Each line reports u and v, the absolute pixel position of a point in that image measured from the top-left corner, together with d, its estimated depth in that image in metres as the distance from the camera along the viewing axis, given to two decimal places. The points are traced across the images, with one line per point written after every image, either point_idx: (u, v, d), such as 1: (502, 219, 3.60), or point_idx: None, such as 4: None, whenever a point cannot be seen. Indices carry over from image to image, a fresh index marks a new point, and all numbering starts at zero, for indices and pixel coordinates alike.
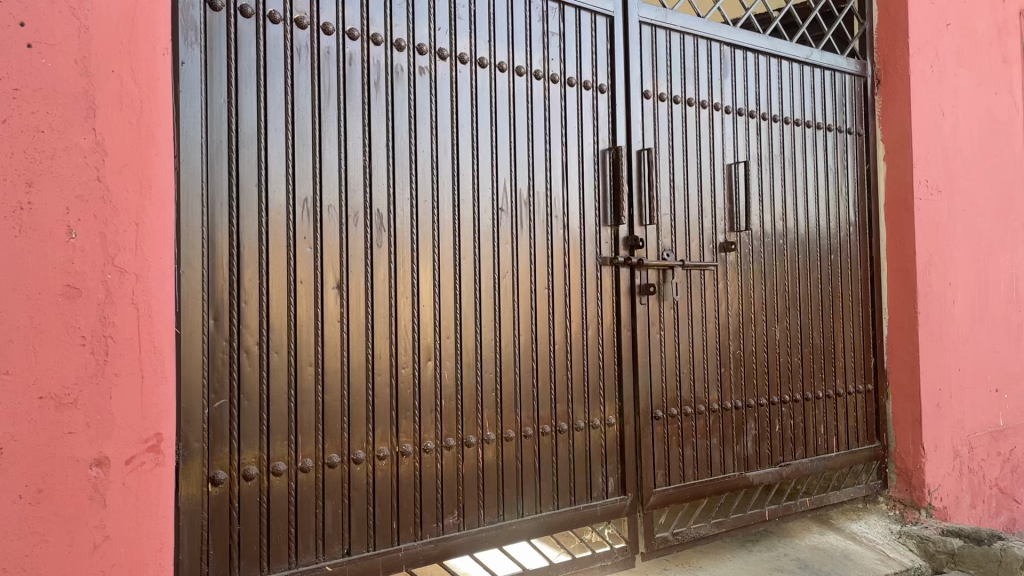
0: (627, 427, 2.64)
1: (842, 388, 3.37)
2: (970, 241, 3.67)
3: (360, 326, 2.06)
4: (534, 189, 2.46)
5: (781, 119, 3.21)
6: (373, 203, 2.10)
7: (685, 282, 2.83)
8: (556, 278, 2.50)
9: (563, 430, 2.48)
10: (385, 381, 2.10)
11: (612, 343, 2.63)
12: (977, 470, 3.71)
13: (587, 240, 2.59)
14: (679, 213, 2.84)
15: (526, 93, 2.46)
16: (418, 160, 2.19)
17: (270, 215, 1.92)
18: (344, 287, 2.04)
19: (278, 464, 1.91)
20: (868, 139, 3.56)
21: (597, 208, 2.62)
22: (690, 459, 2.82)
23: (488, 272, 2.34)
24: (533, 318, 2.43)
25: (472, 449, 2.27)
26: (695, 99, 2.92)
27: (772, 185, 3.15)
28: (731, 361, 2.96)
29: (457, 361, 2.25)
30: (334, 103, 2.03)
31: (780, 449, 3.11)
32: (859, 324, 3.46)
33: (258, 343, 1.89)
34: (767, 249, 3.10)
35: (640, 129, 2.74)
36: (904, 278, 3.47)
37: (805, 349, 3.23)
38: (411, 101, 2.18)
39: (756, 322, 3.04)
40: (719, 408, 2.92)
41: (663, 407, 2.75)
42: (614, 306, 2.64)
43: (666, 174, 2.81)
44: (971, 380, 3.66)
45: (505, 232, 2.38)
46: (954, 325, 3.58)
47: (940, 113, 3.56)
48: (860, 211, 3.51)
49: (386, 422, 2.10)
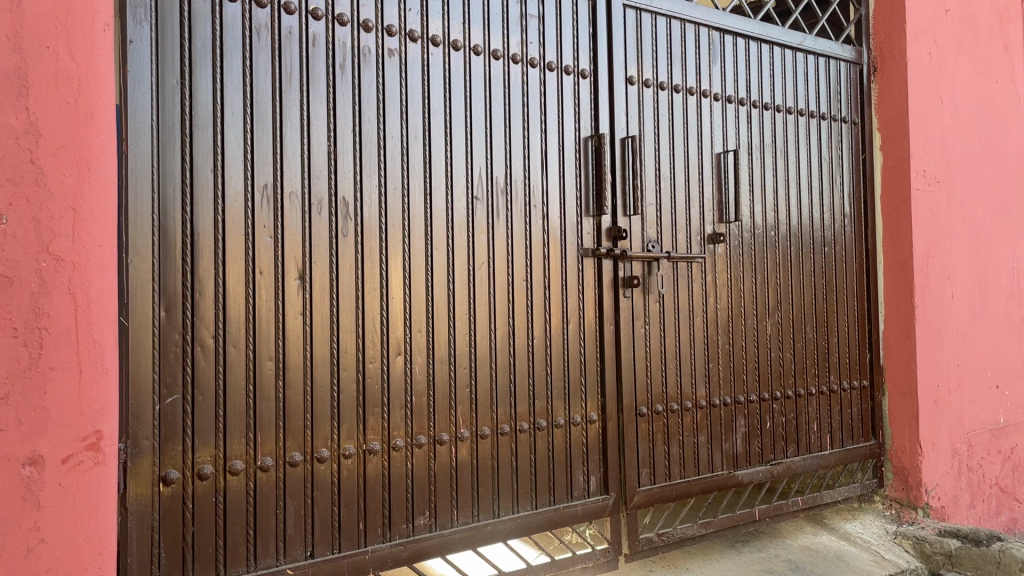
0: (610, 424, 2.55)
1: (836, 384, 3.28)
2: (969, 233, 3.57)
3: (324, 318, 1.98)
4: (512, 176, 2.37)
5: (772, 108, 3.12)
6: (339, 190, 2.01)
7: (671, 274, 2.74)
8: (535, 269, 2.41)
9: (542, 427, 2.39)
10: (351, 376, 2.02)
11: (594, 337, 2.54)
12: (977, 469, 3.61)
13: (568, 231, 2.50)
14: (665, 203, 2.74)
15: (502, 78, 2.36)
16: (387, 145, 2.10)
17: (226, 202, 1.84)
18: (307, 279, 1.95)
19: (235, 463, 1.82)
20: (863, 127, 3.46)
21: (579, 197, 2.53)
22: (676, 457, 2.73)
23: (463, 263, 2.25)
24: (510, 311, 2.34)
25: (444, 447, 2.18)
26: (683, 85, 2.83)
27: (763, 175, 3.05)
28: (721, 357, 2.87)
29: (429, 355, 2.16)
30: (296, 85, 1.95)
31: (771, 447, 3.01)
32: (855, 318, 3.37)
33: (213, 337, 1.81)
34: (757, 241, 3.01)
35: (624, 116, 2.65)
36: (901, 270, 3.37)
37: (798, 345, 3.13)
38: (379, 84, 2.09)
39: (747, 317, 2.95)
40: (707, 405, 2.82)
41: (648, 403, 2.66)
42: (596, 299, 2.56)
43: (652, 162, 2.71)
44: (970, 376, 3.56)
45: (480, 221, 2.29)
46: (952, 319, 3.47)
47: (939, 101, 3.46)
48: (856, 202, 3.41)
49: (352, 419, 2.01)
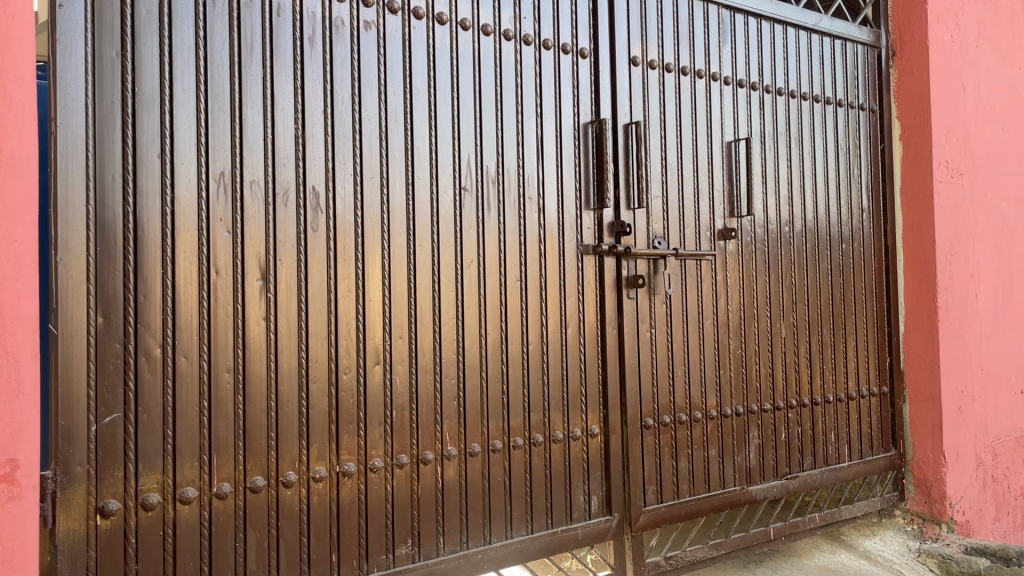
0: (613, 437, 2.33)
1: (855, 391, 3.05)
2: (994, 229, 3.34)
3: (291, 323, 1.74)
4: (504, 166, 2.14)
5: (786, 93, 2.89)
6: (308, 178, 1.78)
7: (678, 273, 2.51)
8: (530, 267, 2.18)
9: (538, 443, 2.16)
10: (322, 390, 1.78)
11: (596, 342, 2.32)
12: (1002, 479, 3.39)
13: (567, 225, 2.27)
14: (672, 196, 2.52)
15: (492, 56, 2.13)
16: (364, 128, 1.87)
17: (176, 191, 1.61)
18: (272, 280, 1.72)
19: (187, 490, 1.60)
20: (882, 115, 3.24)
21: (578, 187, 2.30)
22: (685, 472, 2.50)
23: (449, 261, 2.02)
24: (502, 314, 2.12)
25: (429, 467, 1.94)
26: (691, 68, 2.61)
27: (777, 165, 2.83)
28: (732, 362, 2.64)
29: (412, 364, 1.93)
30: (258, 59, 1.72)
31: (786, 460, 2.79)
32: (874, 319, 3.14)
33: (161, 347, 1.58)
34: (770, 237, 2.78)
35: (627, 99, 2.42)
36: (922, 269, 3.15)
37: (814, 348, 2.90)
38: (353, 60, 1.86)
39: (760, 319, 2.73)
40: (718, 415, 2.60)
41: (654, 414, 2.43)
42: (597, 300, 2.33)
43: (658, 150, 2.49)
44: (995, 381, 3.33)
45: (469, 215, 2.06)
46: (976, 321, 3.26)
47: (962, 88, 3.24)
48: (874, 195, 3.18)
49: (323, 437, 1.78)
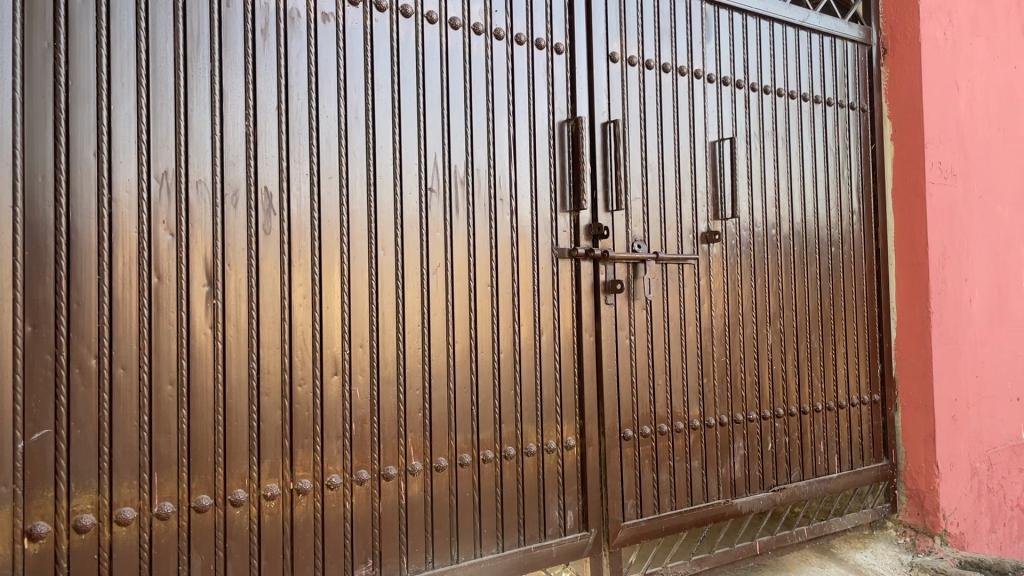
0: (590, 450, 2.23)
1: (845, 399, 2.95)
2: (988, 232, 3.25)
3: (240, 332, 1.64)
4: (474, 166, 2.04)
5: (773, 92, 2.80)
6: (260, 178, 1.69)
7: (659, 278, 2.42)
8: (501, 272, 2.08)
9: (510, 456, 2.06)
10: (274, 403, 1.68)
11: (572, 350, 2.22)
12: (997, 490, 3.29)
13: (541, 227, 2.17)
14: (653, 197, 2.42)
15: (461, 51, 2.04)
16: (321, 125, 1.78)
17: (115, 192, 1.51)
18: (219, 286, 1.62)
19: (124, 511, 1.50)
20: (872, 114, 3.15)
21: (553, 188, 2.21)
22: (667, 485, 2.40)
23: (414, 266, 1.92)
24: (472, 322, 2.02)
25: (391, 483, 1.84)
26: (672, 65, 2.51)
27: (763, 166, 2.73)
28: (716, 370, 2.54)
29: (373, 375, 1.83)
30: (206, 52, 1.62)
31: (772, 471, 2.69)
32: (865, 324, 3.04)
33: (96, 358, 1.48)
34: (755, 240, 2.69)
35: (605, 97, 2.33)
36: (915, 273, 3.05)
37: (802, 356, 2.81)
38: (310, 53, 1.77)
39: (745, 325, 2.63)
40: (701, 425, 2.50)
41: (633, 425, 2.33)
42: (573, 306, 2.23)
43: (637, 151, 2.39)
44: (989, 388, 3.24)
45: (435, 217, 1.96)
46: (970, 326, 3.16)
47: (955, 87, 3.14)
48: (864, 197, 3.09)
49: (276, 453, 1.68)
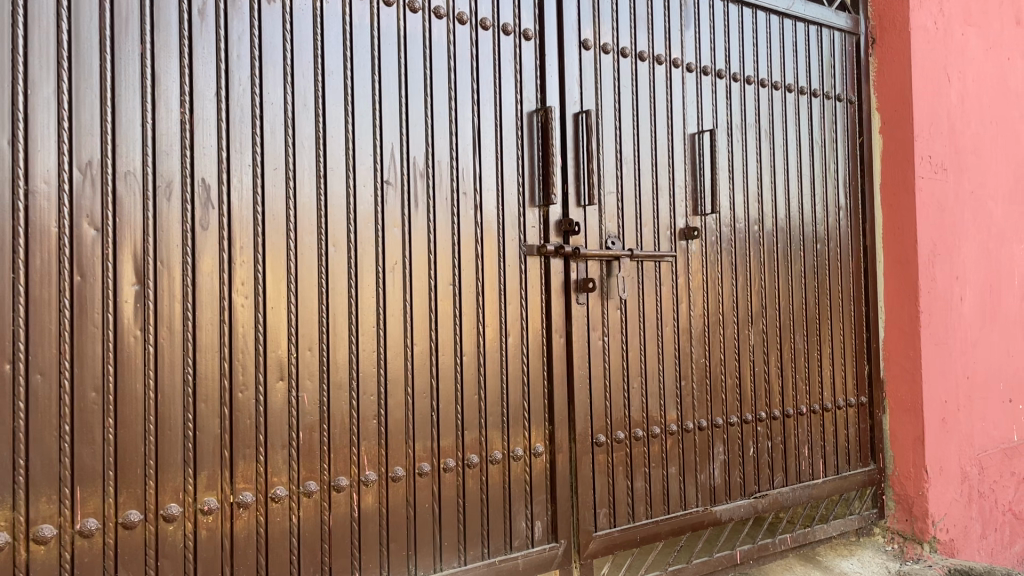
0: (559, 457, 2.12)
1: (830, 402, 2.85)
2: (980, 228, 3.14)
3: (175, 335, 1.53)
4: (434, 158, 1.93)
5: (756, 82, 2.69)
6: (197, 170, 1.57)
7: (635, 276, 2.31)
8: (465, 270, 1.97)
9: (473, 464, 1.95)
10: (212, 410, 1.57)
11: (540, 352, 2.11)
12: (988, 494, 3.19)
13: (508, 223, 2.06)
14: (628, 191, 2.31)
15: (421, 36, 1.92)
16: (266, 113, 1.66)
17: (32, 184, 1.40)
18: (150, 285, 1.51)
19: (43, 528, 1.39)
20: (860, 106, 3.04)
21: (520, 182, 2.09)
22: (642, 493, 2.30)
23: (369, 263, 1.80)
24: (432, 323, 1.90)
25: (342, 494, 1.73)
26: (649, 53, 2.40)
27: (745, 160, 2.62)
28: (694, 373, 2.44)
29: (323, 379, 1.72)
30: (136, 33, 1.51)
31: (754, 477, 2.58)
32: (851, 324, 2.94)
33: (11, 364, 1.37)
34: (737, 237, 2.58)
35: (576, 85, 2.21)
36: (904, 271, 2.95)
37: (786, 357, 2.70)
38: (253, 36, 1.66)
39: (725, 325, 2.52)
40: (678, 429, 2.39)
41: (606, 430, 2.22)
42: (542, 305, 2.12)
43: (611, 143, 2.28)
44: (980, 390, 3.13)
45: (392, 212, 1.85)
46: (961, 326, 3.06)
47: (945, 78, 3.04)
48: (851, 192, 2.98)
49: (214, 463, 1.57)
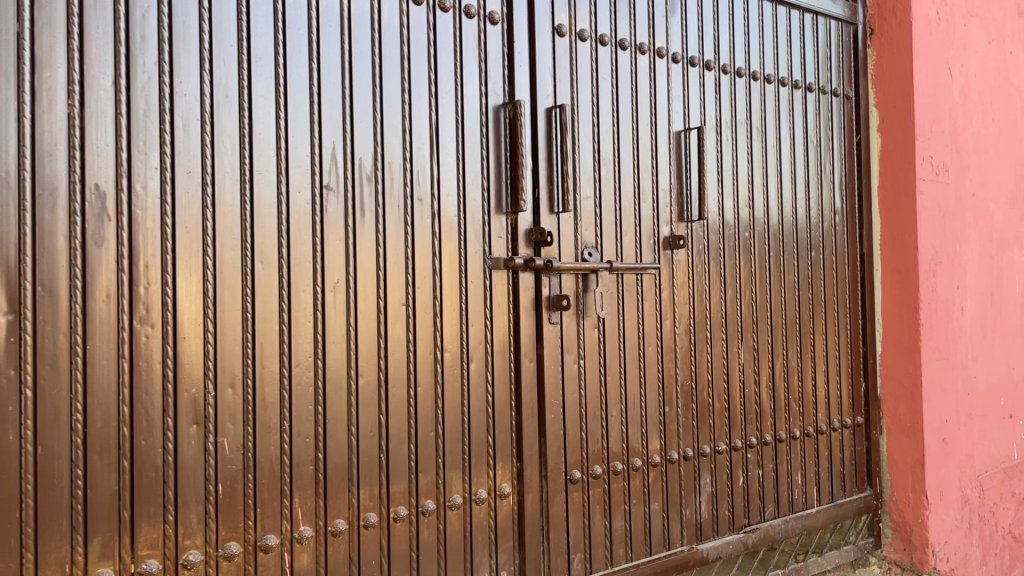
0: (528, 497, 1.87)
1: (825, 423, 2.63)
2: (982, 234, 2.93)
3: (59, 375, 1.27)
4: (384, 160, 1.66)
5: (747, 75, 2.45)
6: (89, 175, 1.31)
7: (614, 291, 2.06)
8: (420, 288, 1.71)
9: (429, 512, 1.70)
10: (108, 463, 1.31)
11: (507, 379, 1.86)
12: (988, 517, 2.99)
13: (470, 232, 1.80)
14: (607, 196, 2.07)
15: (368, 16, 1.66)
16: (178, 106, 1.40)
17: None
18: (28, 315, 1.25)
19: None
20: (857, 102, 2.81)
21: (485, 186, 1.84)
22: (622, 534, 2.05)
23: (305, 283, 1.54)
24: (382, 350, 1.64)
25: (271, 556, 1.48)
26: (631, 42, 2.15)
27: (735, 160, 2.38)
28: (679, 397, 2.20)
29: (247, 422, 1.46)
30: (9, 9, 1.24)
31: (744, 509, 2.35)
32: (847, 337, 2.72)
33: None
34: (726, 245, 2.34)
35: (548, 76, 1.96)
36: (903, 280, 2.72)
37: (778, 375, 2.47)
38: (162, 13, 1.39)
39: (713, 343, 2.29)
40: (662, 461, 2.15)
41: (582, 465, 1.98)
42: (509, 326, 1.87)
43: (588, 141, 2.03)
44: (981, 407, 2.93)
45: (334, 222, 1.58)
46: (962, 339, 2.84)
47: (948, 73, 2.81)
48: (847, 196, 2.76)
49: (109, 528, 1.31)
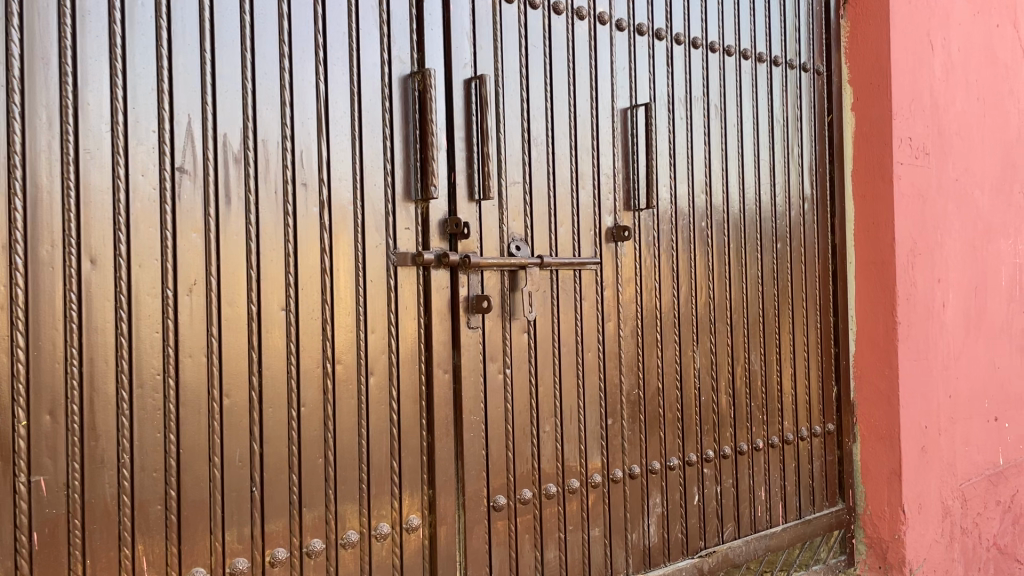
0: (441, 529, 1.63)
1: (791, 432, 2.39)
2: (966, 223, 2.69)
3: None
4: (257, 138, 1.40)
5: (704, 46, 2.19)
6: None
7: (547, 289, 1.81)
8: (305, 290, 1.45)
9: (316, 552, 1.45)
10: None
11: (417, 394, 1.60)
12: (971, 529, 2.76)
13: (370, 223, 1.54)
14: (538, 181, 1.81)
15: None
16: None
17: None
18: None
19: None
20: (829, 79, 2.56)
21: (389, 170, 1.57)
22: (556, 565, 1.81)
23: (152, 286, 1.28)
24: (254, 364, 1.38)
25: None
26: (567, 5, 1.89)
27: (690, 141, 2.13)
28: (624, 408, 1.95)
29: (72, 456, 1.20)
30: None
31: (700, 531, 2.12)
32: (817, 336, 2.48)
33: None
34: (679, 235, 2.09)
35: (467, 42, 1.70)
36: (879, 275, 2.49)
37: (739, 380, 2.23)
38: None
39: (664, 347, 2.04)
40: (603, 481, 1.91)
41: (507, 490, 1.73)
42: (419, 332, 1.62)
43: (516, 118, 1.77)
44: (963, 411, 2.69)
45: (190, 212, 1.32)
46: (944, 337, 2.60)
47: (929, 46, 2.56)
48: (817, 182, 2.51)
49: None
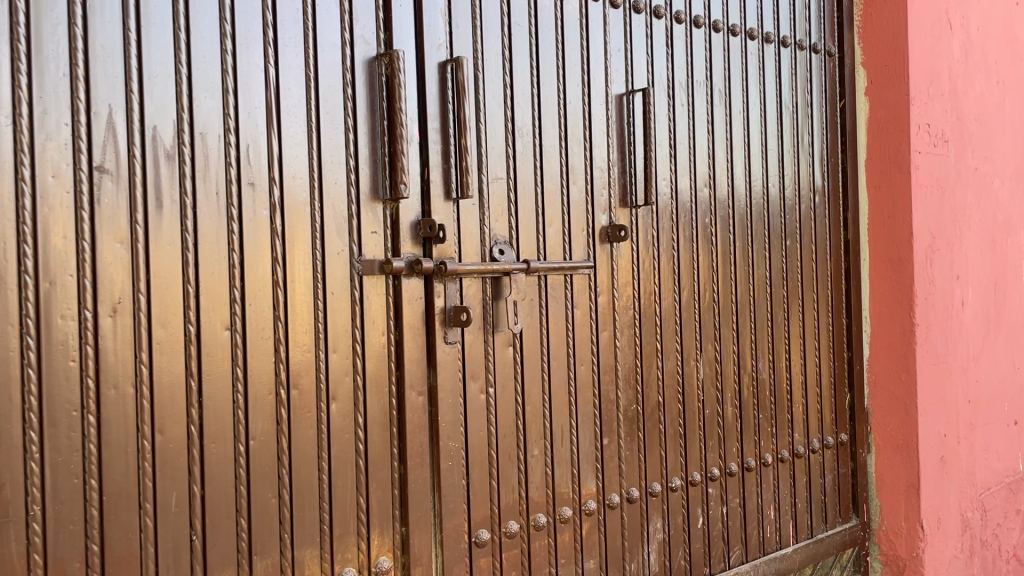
0: (416, 572, 1.45)
1: (802, 444, 2.21)
2: (986, 214, 2.51)
3: None
4: (194, 131, 1.21)
5: (707, 26, 2.00)
6: None
7: (535, 297, 1.62)
8: (254, 307, 1.26)
9: None
10: None
11: (386, 420, 1.42)
12: (991, 541, 2.59)
13: (332, 228, 1.35)
14: (524, 176, 1.62)
15: None
16: None
17: None
18: None
19: None
20: (841, 61, 2.37)
21: (352, 167, 1.38)
22: None
23: (66, 308, 1.09)
24: (193, 395, 1.20)
25: None
26: None
27: (691, 130, 1.94)
28: (621, 426, 1.77)
29: None
30: None
31: (704, 556, 1.94)
32: (828, 340, 2.30)
33: None
34: (681, 233, 1.90)
35: (441, 21, 1.50)
36: (895, 273, 2.30)
37: (746, 391, 2.05)
38: None
39: (664, 357, 1.86)
40: (598, 507, 1.73)
41: (491, 523, 1.55)
42: (389, 351, 1.43)
43: (497, 106, 1.58)
44: (982, 416, 2.52)
45: (113, 220, 1.13)
46: (964, 338, 2.42)
47: (948, 25, 2.37)
48: (829, 173, 2.33)
49: None
